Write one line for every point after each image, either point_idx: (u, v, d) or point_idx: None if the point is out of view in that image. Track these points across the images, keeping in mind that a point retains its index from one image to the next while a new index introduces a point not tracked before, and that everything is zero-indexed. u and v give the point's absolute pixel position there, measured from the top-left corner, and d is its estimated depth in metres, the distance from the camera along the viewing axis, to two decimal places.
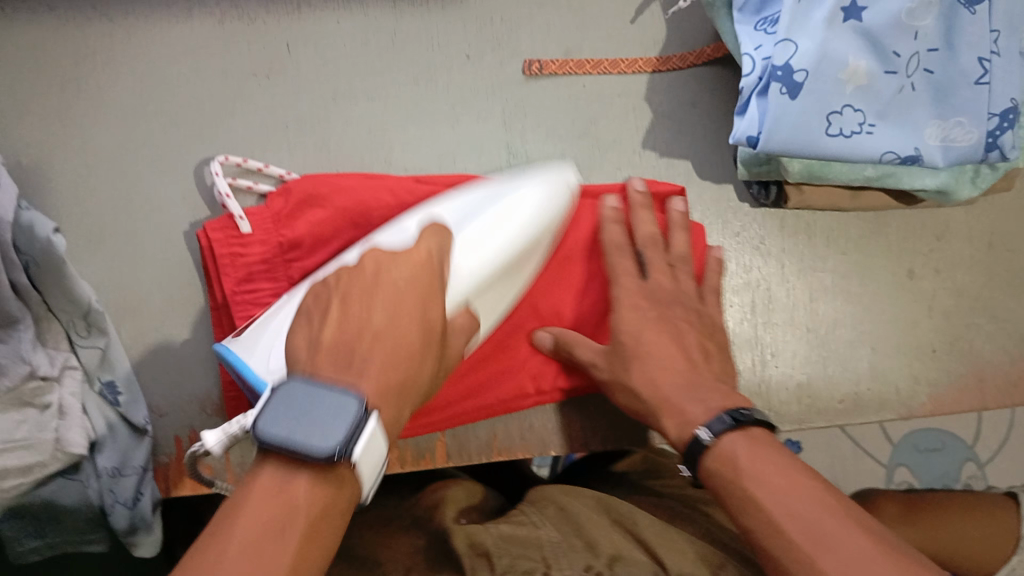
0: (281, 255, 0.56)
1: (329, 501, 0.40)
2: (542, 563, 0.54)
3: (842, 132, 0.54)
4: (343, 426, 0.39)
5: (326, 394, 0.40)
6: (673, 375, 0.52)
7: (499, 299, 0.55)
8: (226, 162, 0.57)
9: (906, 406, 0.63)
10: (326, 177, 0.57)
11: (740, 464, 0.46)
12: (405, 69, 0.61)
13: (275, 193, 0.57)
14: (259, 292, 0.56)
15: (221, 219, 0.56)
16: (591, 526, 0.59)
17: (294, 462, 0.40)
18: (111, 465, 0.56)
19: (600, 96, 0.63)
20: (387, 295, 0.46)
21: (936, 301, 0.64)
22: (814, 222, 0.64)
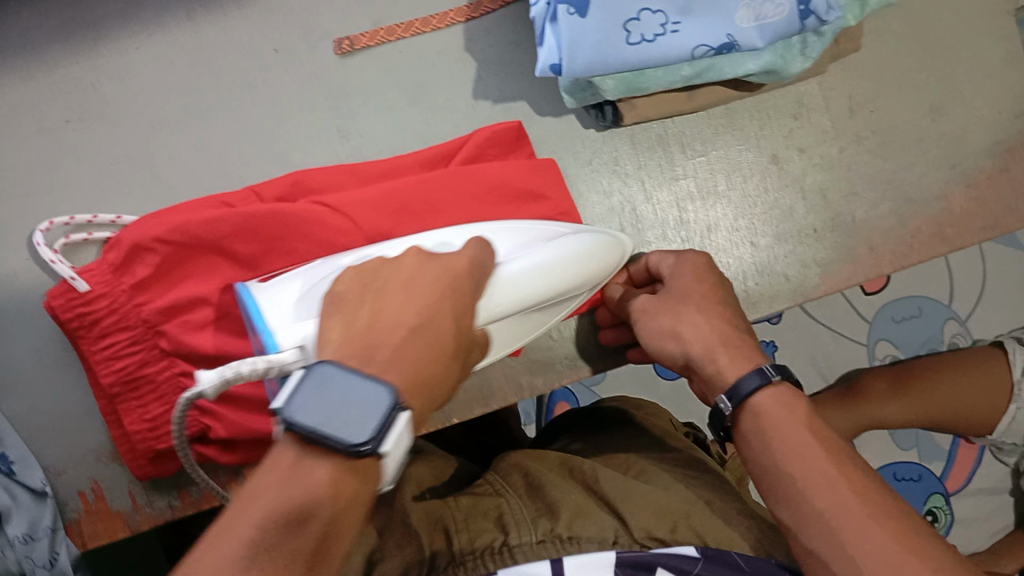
0: (129, 301, 0.55)
1: (351, 498, 0.36)
2: (500, 532, 0.52)
3: (644, 38, 0.52)
4: (377, 417, 0.35)
5: (359, 379, 0.36)
6: (727, 334, 0.50)
7: (510, 330, 0.53)
8: (50, 226, 0.57)
9: (800, 294, 0.62)
10: (157, 217, 0.56)
11: (770, 401, 0.46)
12: (217, 79, 0.61)
13: (109, 244, 0.56)
14: (117, 347, 0.56)
15: (60, 284, 0.56)
16: (553, 488, 0.56)
17: (320, 450, 0.36)
18: (21, 531, 0.56)
19: (419, 59, 0.61)
20: (416, 296, 0.41)
21: (808, 182, 0.63)
22: (665, 132, 0.62)
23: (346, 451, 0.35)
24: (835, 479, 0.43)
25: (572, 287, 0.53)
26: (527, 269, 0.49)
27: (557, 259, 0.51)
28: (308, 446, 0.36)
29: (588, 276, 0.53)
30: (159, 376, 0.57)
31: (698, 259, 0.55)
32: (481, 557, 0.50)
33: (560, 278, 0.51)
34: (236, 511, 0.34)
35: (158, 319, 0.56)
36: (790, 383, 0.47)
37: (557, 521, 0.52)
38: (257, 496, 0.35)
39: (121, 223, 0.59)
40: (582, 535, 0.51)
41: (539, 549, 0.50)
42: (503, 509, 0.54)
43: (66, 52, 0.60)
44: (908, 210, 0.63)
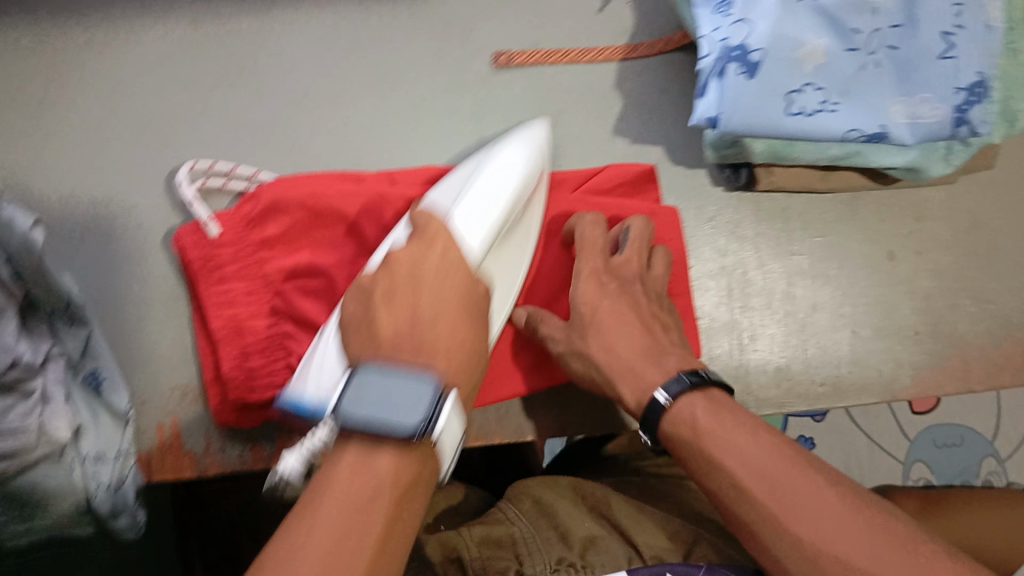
0: (253, 255, 0.57)
1: (412, 475, 0.42)
2: (514, 561, 0.55)
3: (803, 111, 0.54)
4: (425, 405, 0.42)
5: (399, 377, 0.43)
6: (628, 340, 0.52)
7: (503, 267, 0.56)
8: (192, 168, 0.59)
9: (888, 391, 0.63)
10: (294, 180, 0.59)
11: (708, 425, 0.47)
12: (373, 63, 0.63)
13: (246, 197, 0.58)
14: (234, 293, 0.57)
15: (189, 225, 0.57)
16: (567, 517, 0.59)
17: (373, 442, 0.42)
18: (95, 449, 0.57)
19: (568, 85, 0.63)
20: (442, 287, 0.49)
21: (916, 284, 0.64)
22: (789, 206, 0.64)
23: (401, 438, 0.41)
24: (791, 508, 0.43)
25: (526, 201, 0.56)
26: (478, 204, 0.53)
27: (501, 178, 0.54)
28: (355, 441, 0.42)
29: (529, 179, 0.56)
30: (264, 330, 0.57)
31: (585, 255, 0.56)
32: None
33: (519, 193, 0.54)
34: (323, 485, 0.41)
35: (276, 278, 0.57)
36: (699, 384, 0.49)
37: (570, 550, 0.55)
38: (333, 481, 0.41)
39: (258, 179, 0.60)
40: (594, 562, 0.54)
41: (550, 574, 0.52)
42: (513, 538, 0.57)
43: (240, 11, 0.63)
44: (1007, 330, 0.64)
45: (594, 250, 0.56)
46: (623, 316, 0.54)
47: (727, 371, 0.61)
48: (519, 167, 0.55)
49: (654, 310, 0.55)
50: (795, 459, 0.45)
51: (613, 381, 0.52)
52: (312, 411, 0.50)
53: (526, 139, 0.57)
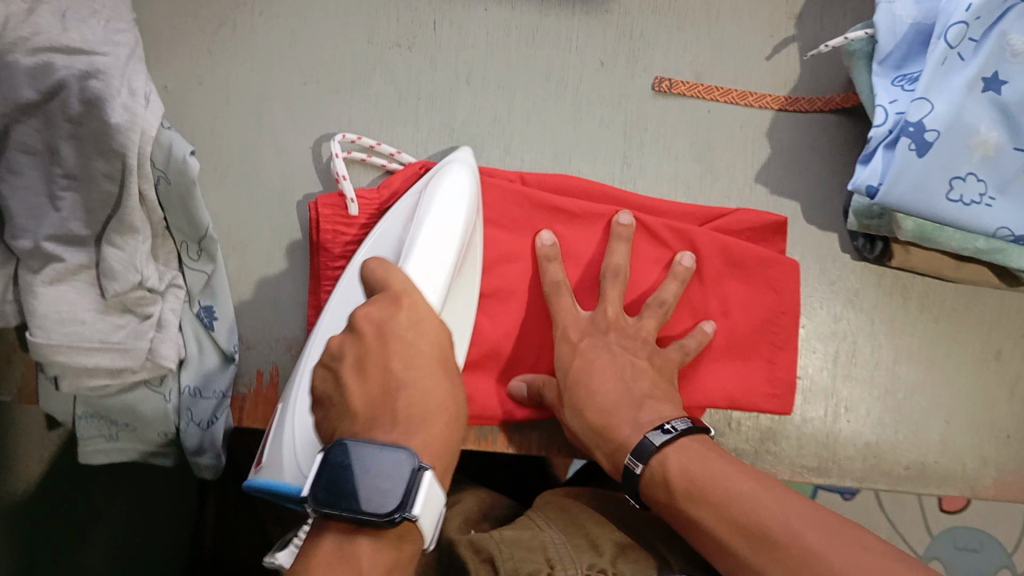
0: None
1: (394, 561, 0.40)
2: (545, 564, 0.52)
3: (962, 199, 0.54)
4: (400, 488, 0.39)
5: (377, 450, 0.40)
6: (610, 394, 0.53)
7: (463, 296, 0.55)
8: (344, 139, 0.59)
9: (970, 486, 0.63)
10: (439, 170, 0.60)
11: (680, 479, 0.47)
12: (540, 63, 0.63)
13: (389, 181, 0.60)
14: None
15: (331, 196, 0.59)
16: (593, 529, 0.58)
17: (355, 527, 0.40)
18: (193, 384, 0.58)
19: (722, 125, 0.64)
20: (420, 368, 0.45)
21: (1018, 387, 0.64)
22: (911, 285, 0.64)
23: (377, 524, 0.39)
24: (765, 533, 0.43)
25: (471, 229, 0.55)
26: (429, 259, 0.51)
27: (444, 223, 0.52)
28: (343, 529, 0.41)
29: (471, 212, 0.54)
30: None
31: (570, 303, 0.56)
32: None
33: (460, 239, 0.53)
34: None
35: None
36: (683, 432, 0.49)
37: (600, 558, 0.54)
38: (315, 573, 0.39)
39: (398, 159, 0.61)
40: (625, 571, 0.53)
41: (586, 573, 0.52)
42: (545, 540, 0.55)
43: None
44: None
45: (614, 279, 0.57)
46: (608, 377, 0.54)
47: (817, 434, 0.61)
48: (452, 207, 0.53)
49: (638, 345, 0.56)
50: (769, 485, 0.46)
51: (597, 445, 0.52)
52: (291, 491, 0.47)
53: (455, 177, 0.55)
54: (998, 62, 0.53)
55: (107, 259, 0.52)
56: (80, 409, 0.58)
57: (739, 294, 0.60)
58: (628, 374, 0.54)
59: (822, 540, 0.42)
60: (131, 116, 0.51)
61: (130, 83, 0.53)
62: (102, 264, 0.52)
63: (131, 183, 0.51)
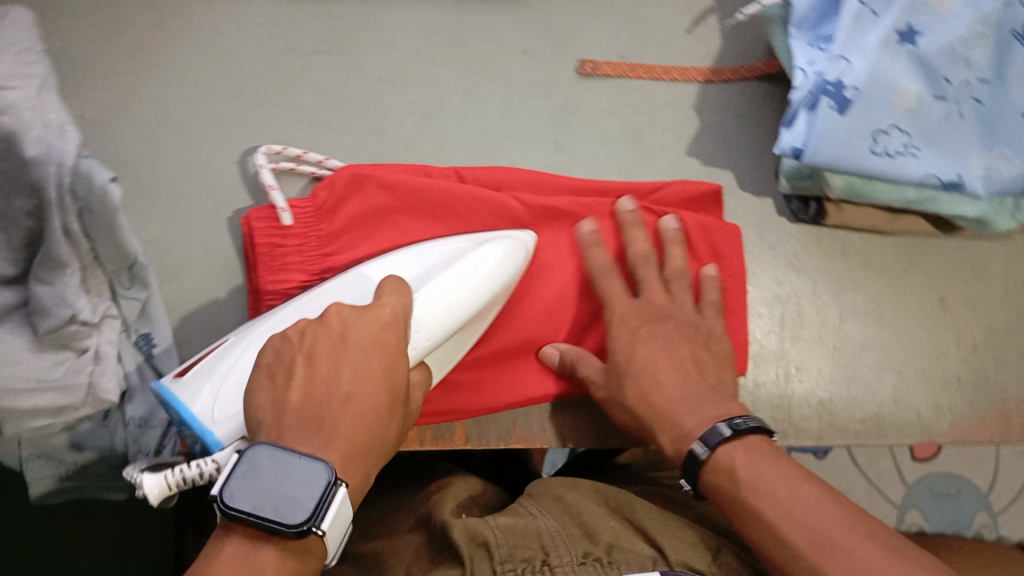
0: (317, 249, 0.58)
1: (293, 575, 0.38)
2: (540, 550, 0.54)
3: (887, 151, 0.55)
4: (311, 500, 0.38)
5: (294, 459, 0.38)
6: (663, 385, 0.52)
7: (444, 357, 0.56)
8: (269, 151, 0.58)
9: (927, 433, 0.63)
10: (365, 167, 0.59)
11: (740, 472, 0.46)
12: (462, 58, 0.63)
13: (321, 184, 0.59)
14: (290, 284, 0.57)
15: (263, 209, 0.58)
16: (590, 514, 0.59)
17: (258, 536, 0.38)
18: (138, 415, 0.58)
19: (649, 101, 0.64)
20: (351, 366, 0.43)
21: (965, 333, 0.65)
22: (849, 244, 0.65)
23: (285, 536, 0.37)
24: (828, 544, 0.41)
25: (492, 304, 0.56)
26: (434, 300, 0.52)
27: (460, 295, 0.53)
28: (249, 535, 0.38)
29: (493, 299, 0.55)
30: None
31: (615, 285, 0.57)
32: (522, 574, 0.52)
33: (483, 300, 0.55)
34: None
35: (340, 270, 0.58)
36: (750, 426, 0.48)
37: (596, 547, 0.55)
38: None
39: (327, 166, 0.60)
40: (620, 560, 0.54)
41: (580, 568, 0.52)
42: (541, 527, 0.56)
43: None
44: None
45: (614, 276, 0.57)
46: (669, 355, 0.54)
47: (772, 398, 0.62)
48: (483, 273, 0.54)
49: (698, 338, 0.56)
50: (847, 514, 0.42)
51: (651, 425, 0.52)
52: (195, 433, 0.48)
53: (513, 240, 0.56)
54: (911, 15, 0.54)
55: (38, 295, 0.51)
56: (26, 452, 0.57)
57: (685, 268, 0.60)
58: (688, 363, 0.54)
59: (892, 571, 0.39)
60: (47, 147, 0.50)
61: (44, 114, 0.51)
62: (33, 301, 0.51)
63: (52, 219, 0.49)
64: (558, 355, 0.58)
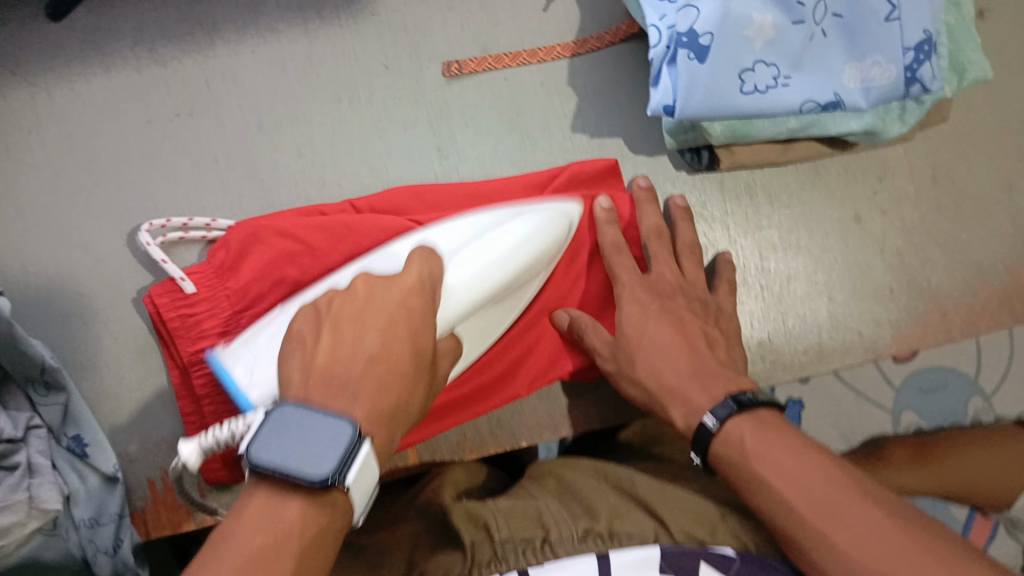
0: (230, 307, 0.57)
1: (325, 523, 0.39)
2: (541, 530, 0.53)
3: (757, 88, 0.54)
4: (338, 454, 0.39)
5: (318, 420, 0.40)
6: (676, 363, 0.54)
7: (479, 329, 0.56)
8: (151, 227, 0.58)
9: (872, 349, 0.63)
10: (260, 221, 0.58)
11: (755, 446, 0.48)
12: (325, 86, 0.62)
13: (217, 246, 0.58)
14: (212, 350, 0.56)
15: (163, 283, 0.57)
16: (589, 492, 0.57)
17: (286, 489, 0.39)
18: (87, 515, 0.57)
19: (521, 88, 0.63)
20: (375, 330, 0.45)
21: (886, 242, 0.65)
22: (753, 180, 0.64)
23: (308, 487, 0.38)
24: (830, 527, 0.44)
25: (524, 281, 0.56)
26: (478, 272, 0.53)
27: (507, 258, 0.54)
28: (278, 488, 0.39)
29: (532, 265, 0.56)
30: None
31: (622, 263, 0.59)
32: (522, 555, 0.51)
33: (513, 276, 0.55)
34: (215, 545, 0.36)
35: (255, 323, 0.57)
36: (767, 404, 0.50)
37: (596, 522, 0.53)
38: (236, 534, 0.37)
39: (215, 227, 0.59)
40: (621, 533, 0.52)
41: (581, 544, 0.51)
42: (542, 509, 0.55)
43: (183, 48, 0.61)
44: (979, 278, 0.65)
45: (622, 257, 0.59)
46: (666, 330, 0.56)
47: None
48: (523, 246, 0.55)
49: (696, 323, 0.57)
50: (840, 480, 0.46)
51: (660, 400, 0.54)
52: (234, 397, 0.50)
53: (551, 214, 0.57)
54: None
55: None
56: None
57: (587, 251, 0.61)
58: (699, 342, 0.55)
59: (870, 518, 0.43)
60: None
61: None
62: None
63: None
64: (569, 319, 0.59)
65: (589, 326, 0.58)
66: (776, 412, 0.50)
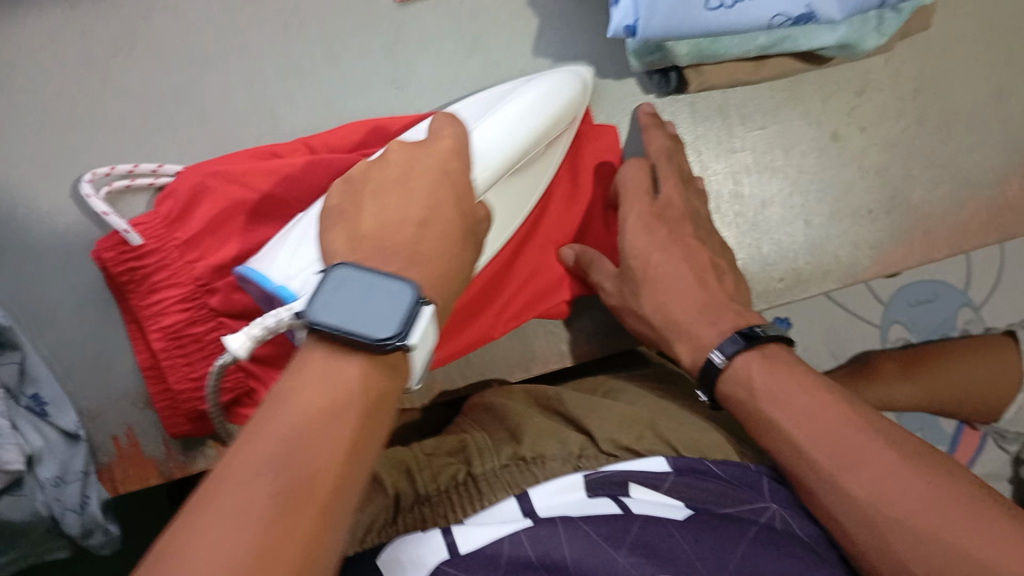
0: (181, 257, 0.55)
1: (382, 389, 0.39)
2: (464, 463, 0.52)
3: (723, 3, 0.50)
4: (400, 313, 0.38)
5: (379, 279, 0.39)
6: (683, 296, 0.53)
7: (514, 195, 0.55)
8: (94, 177, 0.55)
9: (851, 273, 0.62)
10: (208, 166, 0.56)
11: (763, 385, 0.47)
12: (271, 14, 0.59)
13: (162, 195, 0.56)
14: (167, 303, 0.55)
15: (110, 236, 0.54)
16: (514, 412, 0.56)
17: (347, 347, 0.38)
18: (52, 475, 0.55)
19: (478, 11, 0.60)
20: (422, 186, 0.45)
21: (867, 159, 0.62)
22: (726, 101, 0.61)
23: (373, 345, 0.37)
24: (839, 472, 0.44)
25: (558, 131, 0.55)
26: (504, 122, 0.51)
27: (533, 111, 0.53)
28: (335, 345, 0.38)
29: (556, 119, 0.54)
30: (205, 337, 0.56)
31: (636, 179, 0.56)
32: (444, 492, 0.51)
33: (537, 133, 0.53)
34: (255, 429, 0.35)
35: (209, 276, 0.55)
36: (778, 339, 0.49)
37: (519, 445, 0.53)
38: (292, 397, 0.36)
39: (163, 172, 0.57)
40: (547, 453, 0.52)
41: (501, 474, 0.51)
42: (464, 440, 0.54)
43: None
44: (966, 192, 0.63)
45: (637, 194, 0.56)
46: (677, 267, 0.54)
47: None
48: (546, 98, 0.54)
49: (705, 254, 0.55)
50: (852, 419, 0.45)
51: (669, 339, 0.53)
52: (272, 291, 0.47)
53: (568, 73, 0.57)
54: None
55: None
56: None
57: (559, 196, 0.60)
58: (700, 277, 0.54)
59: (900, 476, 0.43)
60: None
61: None
62: None
63: None
64: (576, 254, 0.58)
65: (594, 260, 0.57)
66: (785, 347, 0.50)
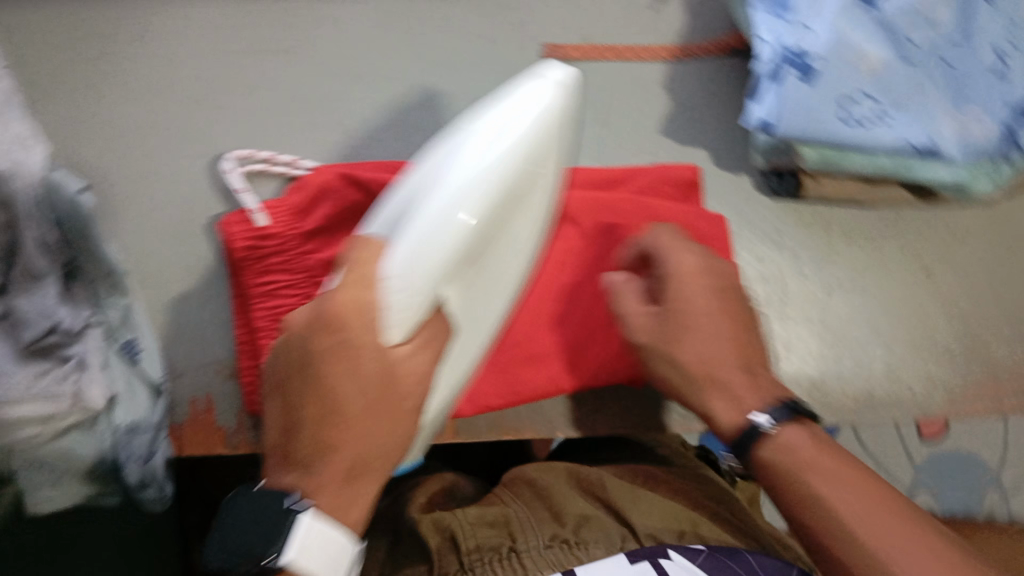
0: (297, 247, 0.58)
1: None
2: (507, 537, 0.55)
3: (856, 119, 0.55)
4: (274, 538, 0.44)
5: (265, 500, 0.46)
6: (714, 350, 0.53)
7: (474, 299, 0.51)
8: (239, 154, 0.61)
9: (922, 407, 0.63)
10: (341, 168, 0.58)
11: (850, 524, 0.47)
12: (428, 50, 0.65)
13: (292, 188, 0.59)
14: (275, 286, 0.57)
15: (238, 214, 0.58)
16: (557, 499, 0.59)
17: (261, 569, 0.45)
18: (127, 421, 0.55)
19: (615, 83, 0.65)
20: (366, 370, 0.46)
21: (951, 301, 0.64)
22: (829, 216, 0.65)
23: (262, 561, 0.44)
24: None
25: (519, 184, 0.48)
26: (429, 231, 0.46)
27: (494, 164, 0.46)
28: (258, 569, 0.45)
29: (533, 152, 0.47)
30: None
31: (688, 266, 0.54)
32: (487, 564, 0.53)
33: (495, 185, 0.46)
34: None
35: (321, 270, 0.58)
36: (800, 413, 0.51)
37: (561, 528, 0.56)
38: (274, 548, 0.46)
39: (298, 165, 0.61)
40: (588, 539, 0.55)
41: (546, 551, 0.53)
42: (508, 516, 0.57)
43: None
44: None
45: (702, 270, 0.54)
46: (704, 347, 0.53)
47: None
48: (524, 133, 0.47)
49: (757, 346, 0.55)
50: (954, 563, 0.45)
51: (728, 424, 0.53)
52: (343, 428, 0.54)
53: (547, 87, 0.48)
54: None
55: (19, 309, 0.50)
56: (21, 462, 0.54)
57: None
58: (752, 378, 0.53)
59: None
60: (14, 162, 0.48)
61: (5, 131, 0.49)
62: (15, 312, 0.50)
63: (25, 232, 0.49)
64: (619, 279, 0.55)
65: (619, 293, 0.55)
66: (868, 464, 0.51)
